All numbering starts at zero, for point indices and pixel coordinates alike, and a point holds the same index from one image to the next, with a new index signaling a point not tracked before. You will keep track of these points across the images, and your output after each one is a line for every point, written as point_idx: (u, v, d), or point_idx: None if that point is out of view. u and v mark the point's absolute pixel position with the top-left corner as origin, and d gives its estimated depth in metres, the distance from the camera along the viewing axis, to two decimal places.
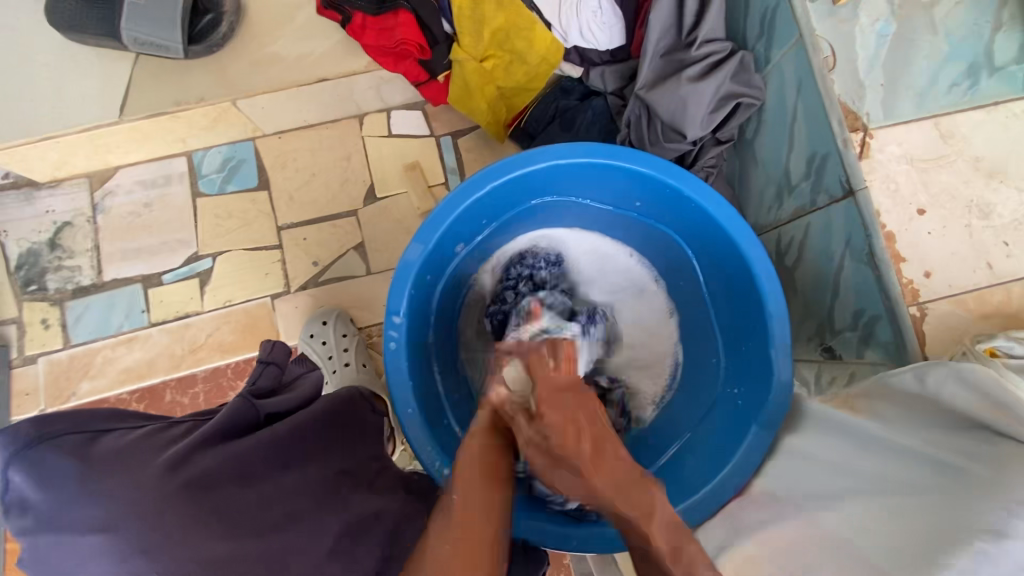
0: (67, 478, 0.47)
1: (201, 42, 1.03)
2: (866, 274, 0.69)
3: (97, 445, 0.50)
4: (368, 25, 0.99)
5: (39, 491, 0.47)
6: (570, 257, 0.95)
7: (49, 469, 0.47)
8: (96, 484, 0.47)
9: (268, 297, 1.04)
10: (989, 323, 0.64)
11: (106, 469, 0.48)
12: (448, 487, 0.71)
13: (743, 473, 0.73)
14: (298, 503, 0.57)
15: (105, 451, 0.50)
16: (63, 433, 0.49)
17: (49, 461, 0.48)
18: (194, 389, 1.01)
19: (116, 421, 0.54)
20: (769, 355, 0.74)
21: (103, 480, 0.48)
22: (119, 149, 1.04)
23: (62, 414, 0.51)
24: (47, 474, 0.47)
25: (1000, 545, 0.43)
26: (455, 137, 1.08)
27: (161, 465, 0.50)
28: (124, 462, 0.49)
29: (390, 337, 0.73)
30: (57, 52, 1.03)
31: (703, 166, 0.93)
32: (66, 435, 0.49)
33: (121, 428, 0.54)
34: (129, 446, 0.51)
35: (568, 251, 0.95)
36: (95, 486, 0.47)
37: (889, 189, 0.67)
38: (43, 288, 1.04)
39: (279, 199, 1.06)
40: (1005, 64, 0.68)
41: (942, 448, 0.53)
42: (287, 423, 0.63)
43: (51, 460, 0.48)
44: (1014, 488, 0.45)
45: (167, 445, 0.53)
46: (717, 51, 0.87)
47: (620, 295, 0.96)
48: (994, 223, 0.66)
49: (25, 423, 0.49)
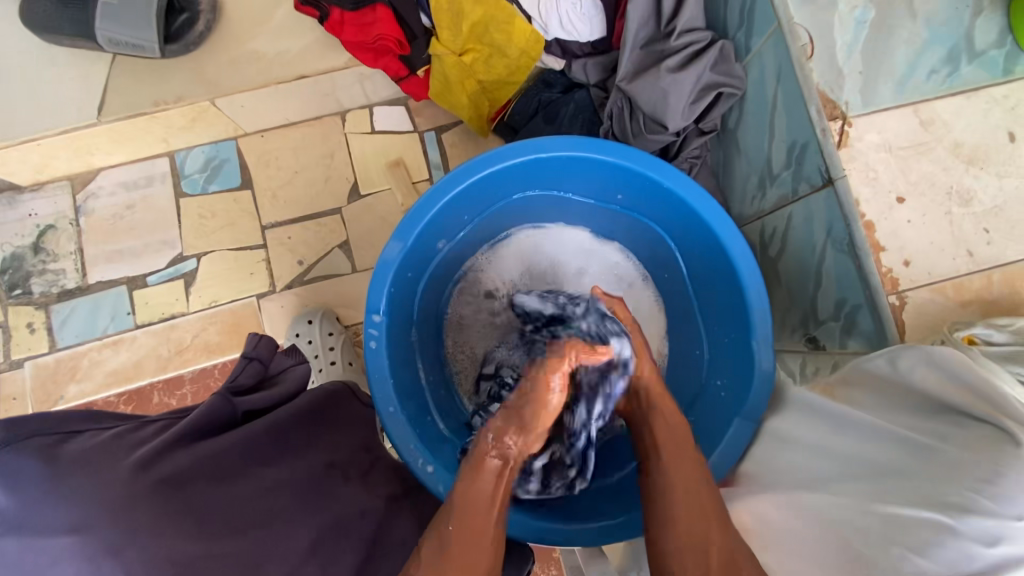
0: (32, 479, 0.46)
1: (178, 43, 1.02)
2: (847, 264, 0.69)
3: (64, 448, 0.50)
4: (346, 20, 0.97)
5: (1, 495, 0.46)
6: (547, 270, 0.94)
7: (10, 473, 0.46)
8: (66, 482, 0.47)
9: (253, 297, 1.03)
10: (969, 310, 0.64)
11: (75, 468, 0.48)
12: (433, 485, 0.71)
13: (725, 464, 0.73)
14: (273, 501, 0.57)
15: (72, 453, 0.49)
16: (30, 436, 0.49)
17: (15, 462, 0.47)
18: (181, 390, 1.01)
19: (83, 425, 0.54)
20: (752, 346, 0.73)
21: (72, 479, 0.47)
22: (100, 151, 1.03)
23: (29, 417, 0.50)
24: (9, 477, 0.46)
25: (966, 521, 0.44)
26: (439, 132, 1.08)
27: (131, 465, 0.50)
28: (93, 462, 0.49)
29: (371, 335, 0.73)
30: (35, 54, 1.02)
31: (687, 157, 0.93)
32: (31, 438, 0.49)
33: (87, 433, 0.53)
34: (100, 447, 0.51)
35: (546, 261, 0.94)
36: (62, 485, 0.47)
37: (868, 177, 0.67)
38: (28, 292, 1.03)
39: (262, 197, 1.06)
40: (985, 49, 0.68)
41: (912, 433, 0.53)
42: (262, 422, 0.64)
43: (15, 463, 0.47)
44: (982, 467, 0.46)
45: (138, 445, 0.53)
46: (697, 41, 0.86)
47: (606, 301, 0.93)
48: (973, 210, 0.66)
49: None
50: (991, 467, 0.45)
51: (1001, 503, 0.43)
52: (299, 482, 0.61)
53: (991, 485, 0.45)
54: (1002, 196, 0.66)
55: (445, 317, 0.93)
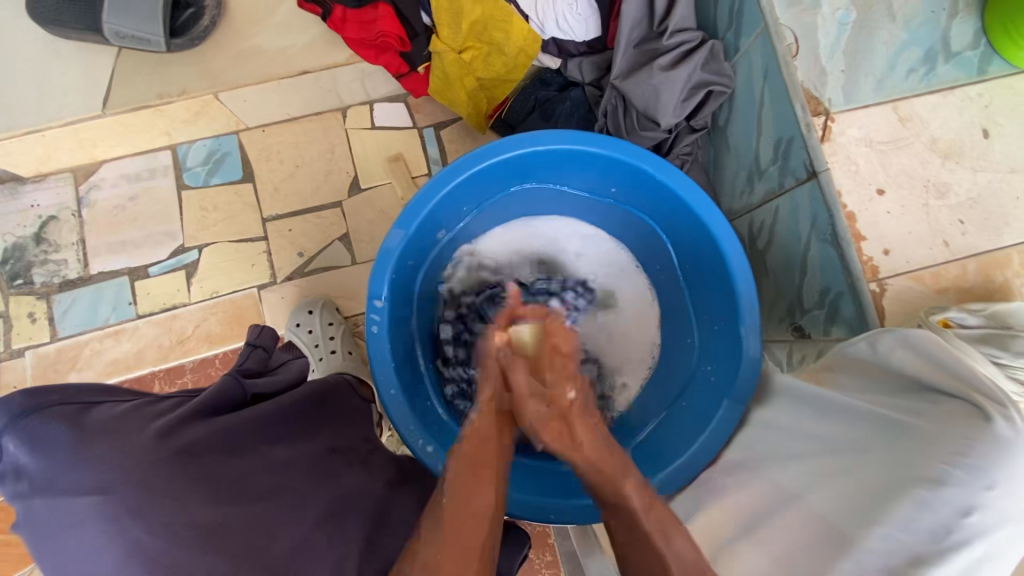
0: (62, 443, 0.49)
1: (183, 35, 1.04)
2: (830, 253, 0.72)
3: (88, 415, 0.52)
4: (349, 18, 0.99)
5: (34, 456, 0.49)
6: (542, 258, 0.98)
7: (43, 436, 0.50)
8: (89, 448, 0.49)
9: (254, 288, 1.05)
10: (945, 297, 0.67)
11: (98, 436, 0.50)
12: (432, 464, 0.73)
13: (714, 448, 0.75)
14: (284, 476, 0.59)
15: (96, 421, 0.52)
16: (56, 404, 0.51)
17: (44, 427, 0.50)
18: (182, 378, 1.02)
19: (105, 396, 0.56)
20: (740, 332, 0.76)
21: (96, 446, 0.50)
22: (104, 143, 1.05)
23: (53, 387, 0.52)
24: (41, 441, 0.49)
25: (940, 492, 0.47)
26: (438, 128, 1.10)
27: (152, 433, 0.52)
28: (116, 430, 0.51)
29: (373, 320, 0.75)
30: (42, 47, 1.04)
31: (678, 154, 0.97)
32: (58, 405, 0.51)
33: (110, 402, 0.55)
34: (121, 417, 0.53)
35: (534, 251, 0.98)
36: (87, 450, 0.49)
37: (850, 170, 0.70)
38: (29, 282, 1.04)
39: (264, 190, 1.08)
40: (961, 50, 0.71)
41: (889, 409, 0.56)
42: (271, 402, 0.65)
43: (45, 429, 0.50)
44: (955, 441, 0.49)
45: (157, 416, 0.55)
46: (689, 41, 0.90)
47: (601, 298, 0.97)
48: (949, 202, 0.69)
49: (20, 394, 0.51)
50: (965, 441, 0.48)
51: (973, 475, 0.47)
52: (308, 460, 0.62)
53: (964, 457, 0.48)
54: (977, 189, 0.69)
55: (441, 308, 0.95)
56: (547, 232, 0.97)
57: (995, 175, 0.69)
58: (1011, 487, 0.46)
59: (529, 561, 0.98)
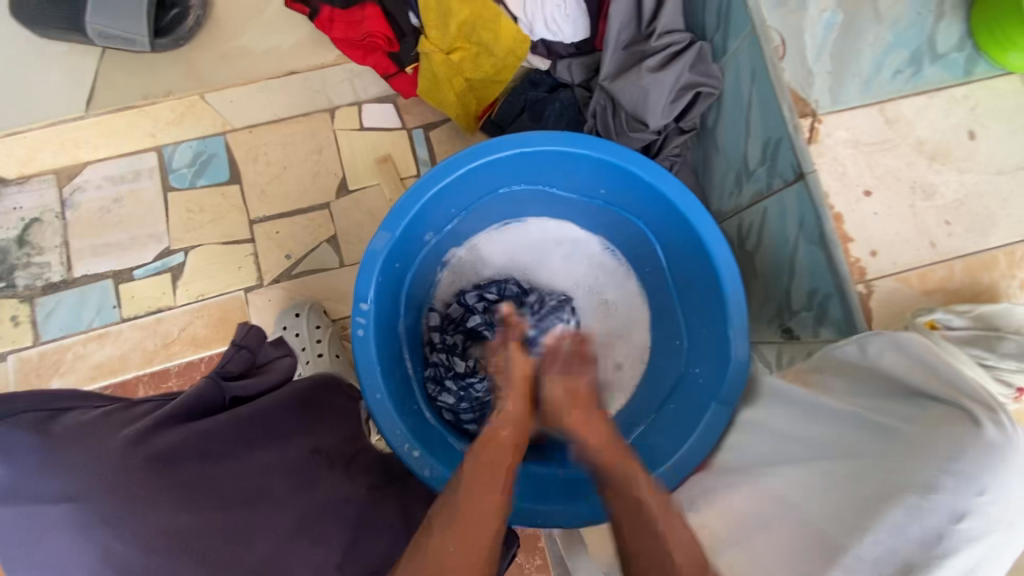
0: (29, 450, 0.48)
1: (168, 36, 1.03)
2: (818, 255, 0.72)
3: (56, 423, 0.51)
4: (336, 18, 0.99)
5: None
6: (530, 254, 0.98)
7: (8, 444, 0.48)
8: (58, 455, 0.48)
9: (241, 291, 1.04)
10: (932, 298, 0.67)
11: (68, 442, 0.49)
12: (419, 469, 0.72)
13: (703, 450, 0.75)
14: (261, 482, 0.58)
15: (64, 428, 0.50)
16: (22, 412, 0.50)
17: (9, 436, 0.48)
18: (167, 382, 1.01)
19: (78, 402, 0.55)
20: (728, 334, 0.76)
21: (67, 452, 0.48)
22: (88, 145, 1.03)
23: (22, 393, 0.51)
24: (6, 449, 0.48)
25: (932, 498, 0.46)
26: (427, 130, 1.10)
27: (123, 439, 0.51)
28: (86, 437, 0.50)
29: (358, 323, 0.74)
30: (24, 48, 1.03)
31: (667, 156, 0.96)
32: (24, 413, 0.50)
33: (79, 409, 0.54)
34: (91, 423, 0.52)
35: (521, 254, 0.97)
36: (58, 457, 0.48)
37: (837, 172, 0.70)
38: (12, 285, 1.03)
39: (251, 192, 1.07)
40: (947, 52, 0.72)
41: (878, 415, 0.55)
42: (250, 406, 0.65)
43: (11, 437, 0.48)
44: (946, 445, 0.48)
45: (129, 422, 0.54)
46: (676, 42, 0.90)
47: (590, 294, 0.97)
48: (936, 203, 0.69)
49: None
50: (953, 445, 0.48)
51: (962, 481, 0.46)
52: (287, 466, 0.61)
53: (954, 462, 0.47)
54: (963, 190, 0.69)
55: (429, 308, 0.94)
56: (533, 236, 0.97)
57: (981, 177, 0.69)
58: (1001, 495, 0.45)
59: (518, 565, 0.97)
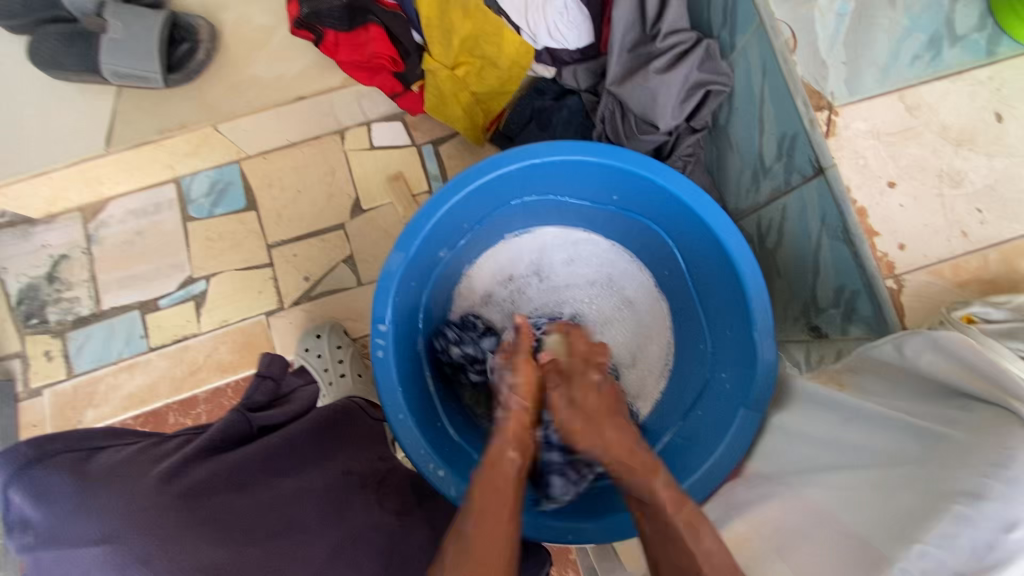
0: (64, 492, 0.49)
1: (180, 70, 1.06)
2: (844, 251, 0.69)
3: (92, 462, 0.52)
4: (341, 41, 1.00)
5: (38, 508, 0.49)
6: (536, 256, 0.97)
7: (45, 487, 0.49)
8: (92, 494, 0.49)
9: (262, 315, 1.06)
10: (966, 290, 0.65)
11: (101, 481, 0.50)
12: (445, 489, 0.72)
13: (732, 458, 0.73)
14: (294, 512, 0.58)
15: (100, 467, 0.52)
16: (59, 453, 0.52)
17: (47, 478, 0.50)
18: (196, 409, 1.03)
19: (109, 441, 0.57)
20: (753, 336, 0.74)
21: (99, 491, 0.49)
22: (110, 181, 1.06)
23: (59, 436, 0.53)
24: (46, 490, 0.49)
25: (980, 505, 0.44)
26: (436, 145, 1.10)
27: (155, 477, 0.52)
28: (118, 476, 0.51)
29: (378, 344, 0.74)
30: (46, 92, 1.07)
31: (679, 157, 0.94)
32: (63, 453, 0.52)
33: (113, 448, 0.56)
34: (126, 461, 0.54)
35: (528, 259, 0.97)
36: (90, 498, 0.49)
37: (858, 164, 0.68)
38: (44, 321, 1.06)
39: (268, 218, 1.08)
40: (967, 33, 0.69)
41: (919, 418, 0.53)
42: (277, 437, 0.66)
43: (46, 479, 0.50)
44: (992, 451, 0.46)
45: (159, 459, 0.56)
46: (682, 42, 0.89)
47: (603, 290, 0.97)
48: (965, 191, 0.66)
49: (23, 445, 0.51)
50: (999, 449, 0.45)
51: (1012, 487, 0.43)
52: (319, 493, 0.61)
53: (1004, 469, 0.44)
54: (994, 175, 0.66)
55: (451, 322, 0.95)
56: (537, 247, 0.96)
57: (1012, 160, 0.66)
58: None
59: None
